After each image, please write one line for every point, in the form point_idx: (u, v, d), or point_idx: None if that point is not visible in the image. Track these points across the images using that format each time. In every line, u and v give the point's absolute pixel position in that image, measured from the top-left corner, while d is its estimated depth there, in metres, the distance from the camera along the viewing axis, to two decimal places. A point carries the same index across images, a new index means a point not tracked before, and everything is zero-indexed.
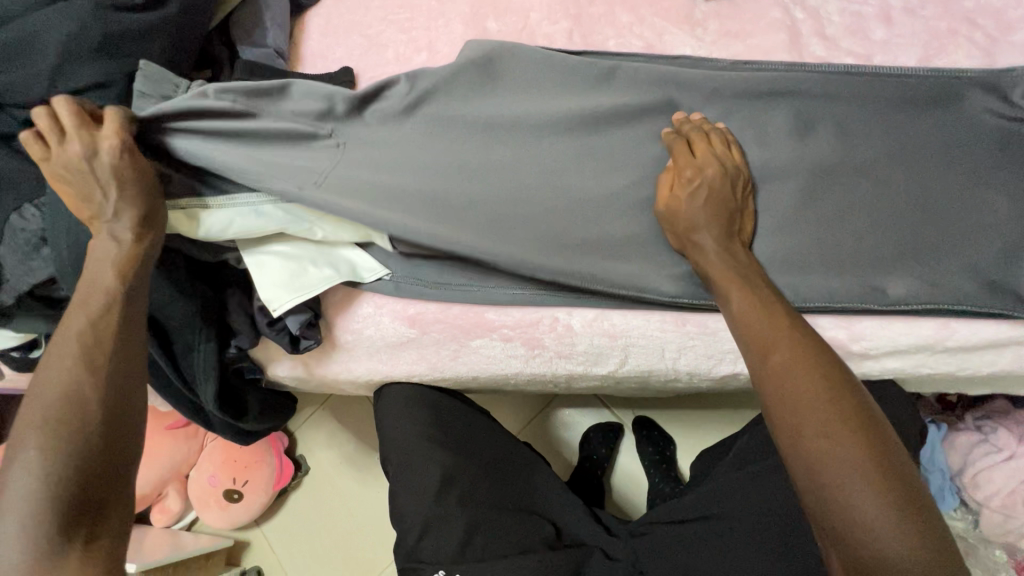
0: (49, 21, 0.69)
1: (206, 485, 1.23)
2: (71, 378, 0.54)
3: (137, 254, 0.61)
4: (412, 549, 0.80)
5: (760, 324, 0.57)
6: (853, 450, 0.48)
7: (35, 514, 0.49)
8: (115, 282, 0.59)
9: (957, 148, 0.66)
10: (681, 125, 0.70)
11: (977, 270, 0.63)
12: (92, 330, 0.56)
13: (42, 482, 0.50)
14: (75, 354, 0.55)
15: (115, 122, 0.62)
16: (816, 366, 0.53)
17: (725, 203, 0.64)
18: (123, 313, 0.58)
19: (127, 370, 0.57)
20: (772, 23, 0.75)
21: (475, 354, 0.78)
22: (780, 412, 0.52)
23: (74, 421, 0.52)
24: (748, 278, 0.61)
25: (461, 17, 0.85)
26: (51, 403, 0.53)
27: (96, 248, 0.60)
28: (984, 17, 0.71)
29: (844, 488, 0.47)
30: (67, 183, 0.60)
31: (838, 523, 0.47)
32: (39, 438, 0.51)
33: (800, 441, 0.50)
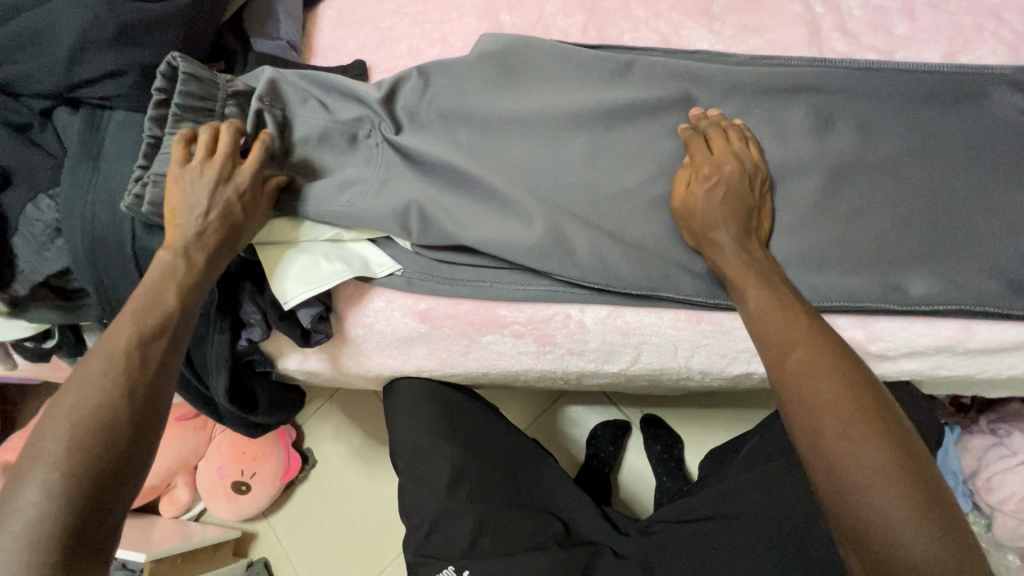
0: (64, 11, 0.69)
1: (214, 477, 1.24)
2: (105, 391, 0.53)
3: (201, 276, 0.62)
4: (421, 545, 0.80)
5: (777, 322, 0.56)
6: (877, 454, 0.47)
7: (38, 529, 0.48)
8: (170, 301, 0.59)
9: (980, 146, 0.65)
10: (697, 121, 0.69)
11: (998, 270, 0.62)
12: (133, 345, 0.56)
13: (56, 503, 0.48)
14: (113, 367, 0.55)
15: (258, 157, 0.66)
16: (836, 366, 0.52)
17: (742, 200, 0.64)
18: (165, 332, 0.58)
19: (161, 396, 0.57)
20: (791, 18, 0.73)
21: (486, 349, 0.78)
22: (799, 412, 0.51)
23: (96, 436, 0.52)
24: (764, 276, 0.60)
25: (475, 10, 0.84)
26: (75, 412, 0.52)
27: (160, 261, 0.61)
28: (1010, 12, 0.69)
29: (865, 494, 0.46)
30: (176, 193, 0.63)
31: (862, 529, 0.46)
32: (63, 456, 0.50)
33: (820, 443, 0.49)
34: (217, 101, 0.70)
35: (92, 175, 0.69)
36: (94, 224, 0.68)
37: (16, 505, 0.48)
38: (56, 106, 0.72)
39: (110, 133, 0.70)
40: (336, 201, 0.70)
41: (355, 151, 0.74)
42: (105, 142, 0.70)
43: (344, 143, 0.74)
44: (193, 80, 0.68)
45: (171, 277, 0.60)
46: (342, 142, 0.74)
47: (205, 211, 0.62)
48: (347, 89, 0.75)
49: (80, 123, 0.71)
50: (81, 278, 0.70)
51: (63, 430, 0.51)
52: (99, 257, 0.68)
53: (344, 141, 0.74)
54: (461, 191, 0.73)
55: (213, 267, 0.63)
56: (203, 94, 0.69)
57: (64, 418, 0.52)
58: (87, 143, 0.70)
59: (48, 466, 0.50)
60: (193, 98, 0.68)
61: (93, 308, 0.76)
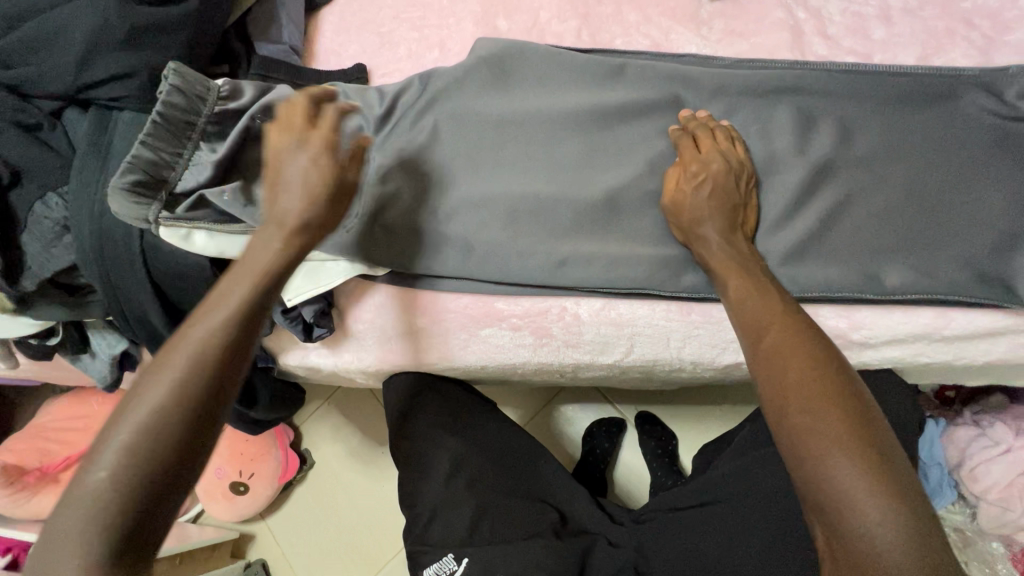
0: (73, 16, 0.71)
1: (213, 478, 1.25)
2: (94, 487, 0.46)
3: (235, 332, 0.54)
4: (422, 532, 0.82)
5: (753, 308, 0.60)
6: (834, 425, 0.50)
7: (92, 530, 0.45)
8: (248, 331, 0.55)
9: (954, 144, 0.68)
10: (686, 123, 0.72)
11: (969, 262, 0.65)
12: (136, 425, 0.48)
13: (105, 498, 0.46)
14: (185, 376, 0.50)
15: (329, 125, 0.65)
16: (805, 347, 0.55)
17: (729, 197, 0.67)
18: (185, 413, 0.49)
19: (228, 390, 0.52)
20: (776, 23, 0.77)
21: (484, 343, 0.80)
22: (767, 389, 0.55)
23: (78, 545, 0.44)
24: (743, 264, 0.64)
25: (472, 16, 0.88)
26: (68, 508, 0.46)
27: (255, 244, 0.60)
28: (980, 18, 0.73)
29: (825, 464, 0.49)
30: (274, 169, 0.63)
31: (820, 497, 0.49)
32: (118, 449, 0.47)
33: (784, 419, 0.52)
34: (200, 115, 0.74)
35: (99, 173, 0.72)
36: (102, 223, 0.72)
37: (74, 491, 0.47)
38: (66, 106, 0.76)
39: (117, 133, 0.74)
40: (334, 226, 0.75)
41: None
42: (113, 141, 0.73)
43: None
44: (179, 94, 0.72)
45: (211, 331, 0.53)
46: None
47: (296, 189, 0.62)
48: (344, 105, 0.81)
49: (89, 124, 0.74)
50: (88, 272, 0.74)
51: (61, 529, 0.45)
52: (106, 254, 0.73)
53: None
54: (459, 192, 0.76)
55: (254, 323, 0.56)
56: (186, 107, 0.73)
57: (133, 433, 0.48)
58: (96, 142, 0.73)
59: (103, 491, 0.46)
60: (173, 109, 0.72)
61: (100, 303, 0.80)
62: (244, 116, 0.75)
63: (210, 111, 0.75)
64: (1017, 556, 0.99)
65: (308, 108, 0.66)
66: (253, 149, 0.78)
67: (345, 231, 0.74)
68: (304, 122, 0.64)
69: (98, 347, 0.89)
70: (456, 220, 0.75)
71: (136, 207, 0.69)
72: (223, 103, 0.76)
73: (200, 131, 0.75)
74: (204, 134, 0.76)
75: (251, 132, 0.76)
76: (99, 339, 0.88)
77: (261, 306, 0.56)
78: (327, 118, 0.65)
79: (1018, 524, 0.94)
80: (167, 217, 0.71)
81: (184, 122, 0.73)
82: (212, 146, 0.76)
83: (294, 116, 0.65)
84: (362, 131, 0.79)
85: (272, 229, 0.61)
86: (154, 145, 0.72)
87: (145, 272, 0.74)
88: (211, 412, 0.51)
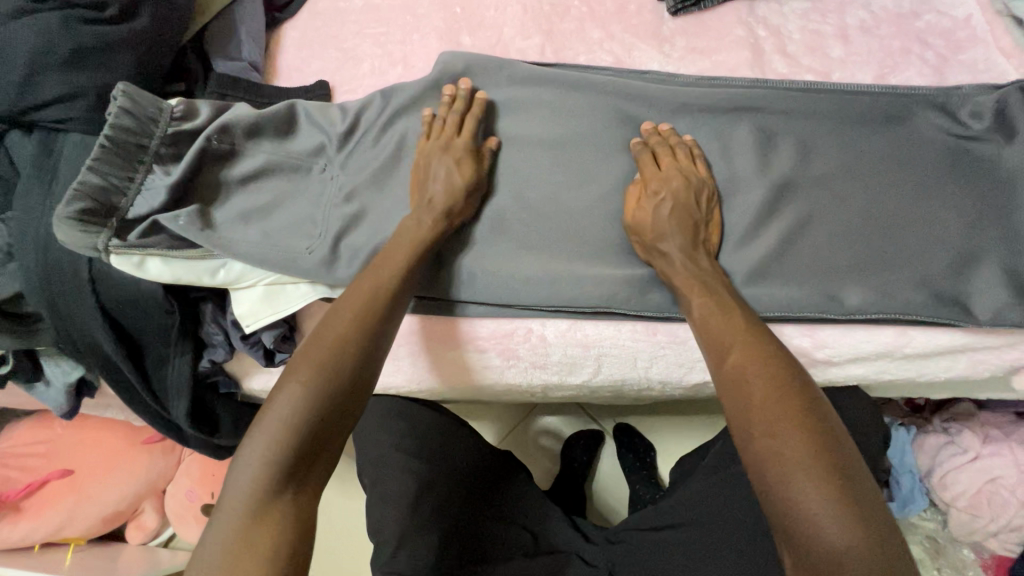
0: (14, 35, 0.68)
1: (183, 500, 1.20)
2: (284, 407, 0.52)
3: (393, 290, 0.63)
4: (387, 563, 0.78)
5: (715, 327, 0.60)
6: (800, 449, 0.49)
7: (279, 440, 0.51)
8: (400, 287, 0.63)
9: (911, 161, 0.69)
10: (649, 136, 0.72)
11: (928, 280, 0.65)
12: (317, 355, 0.55)
13: (293, 413, 0.52)
14: (357, 315, 0.59)
15: (470, 126, 0.73)
16: (769, 366, 0.55)
17: (690, 214, 0.67)
18: (354, 353, 0.57)
19: (385, 333, 0.60)
20: (736, 40, 0.78)
21: (451, 365, 0.77)
22: (734, 412, 0.54)
23: (266, 455, 0.50)
24: (708, 284, 0.63)
25: (436, 31, 0.87)
26: (258, 423, 0.52)
27: (406, 220, 0.68)
28: (934, 37, 0.75)
29: (792, 488, 0.47)
30: (418, 170, 0.72)
31: (786, 522, 0.47)
32: (305, 372, 0.54)
33: (751, 443, 0.51)
34: (151, 136, 0.72)
35: (45, 198, 0.69)
36: (48, 251, 0.69)
37: (262, 414, 0.53)
38: (9, 128, 0.72)
39: (64, 157, 0.71)
40: (297, 247, 0.74)
41: (308, 182, 0.78)
42: (60, 165, 0.70)
43: (296, 173, 0.78)
44: (129, 116, 0.69)
45: (376, 287, 0.62)
46: (295, 172, 0.78)
47: (442, 179, 0.70)
48: (305, 122, 0.80)
49: (34, 148, 0.71)
50: (35, 302, 0.71)
51: (250, 443, 0.52)
52: (53, 284, 0.70)
53: (297, 173, 0.78)
54: None
55: (405, 288, 0.64)
56: (136, 129, 0.70)
57: (314, 360, 0.55)
58: (41, 166, 0.70)
59: (289, 407, 0.52)
60: (124, 132, 0.69)
61: (49, 331, 0.77)
62: (200, 137, 0.73)
63: (162, 132, 0.73)
64: (987, 562, 1.00)
65: (459, 118, 0.74)
66: (210, 170, 0.76)
67: (309, 253, 0.73)
68: (454, 128, 0.73)
69: (52, 375, 0.85)
70: None
71: (84, 236, 0.67)
72: (176, 123, 0.74)
73: (152, 153, 0.72)
74: (156, 158, 0.73)
75: (208, 153, 0.75)
76: (52, 366, 0.84)
77: (412, 268, 0.65)
78: (468, 120, 0.74)
79: (987, 531, 0.95)
80: (117, 244, 0.68)
81: (134, 145, 0.71)
82: (166, 168, 0.74)
83: (446, 126, 0.74)
84: (324, 150, 0.79)
85: (424, 208, 0.69)
86: (103, 169, 0.69)
87: (94, 301, 0.71)
88: (371, 364, 0.58)
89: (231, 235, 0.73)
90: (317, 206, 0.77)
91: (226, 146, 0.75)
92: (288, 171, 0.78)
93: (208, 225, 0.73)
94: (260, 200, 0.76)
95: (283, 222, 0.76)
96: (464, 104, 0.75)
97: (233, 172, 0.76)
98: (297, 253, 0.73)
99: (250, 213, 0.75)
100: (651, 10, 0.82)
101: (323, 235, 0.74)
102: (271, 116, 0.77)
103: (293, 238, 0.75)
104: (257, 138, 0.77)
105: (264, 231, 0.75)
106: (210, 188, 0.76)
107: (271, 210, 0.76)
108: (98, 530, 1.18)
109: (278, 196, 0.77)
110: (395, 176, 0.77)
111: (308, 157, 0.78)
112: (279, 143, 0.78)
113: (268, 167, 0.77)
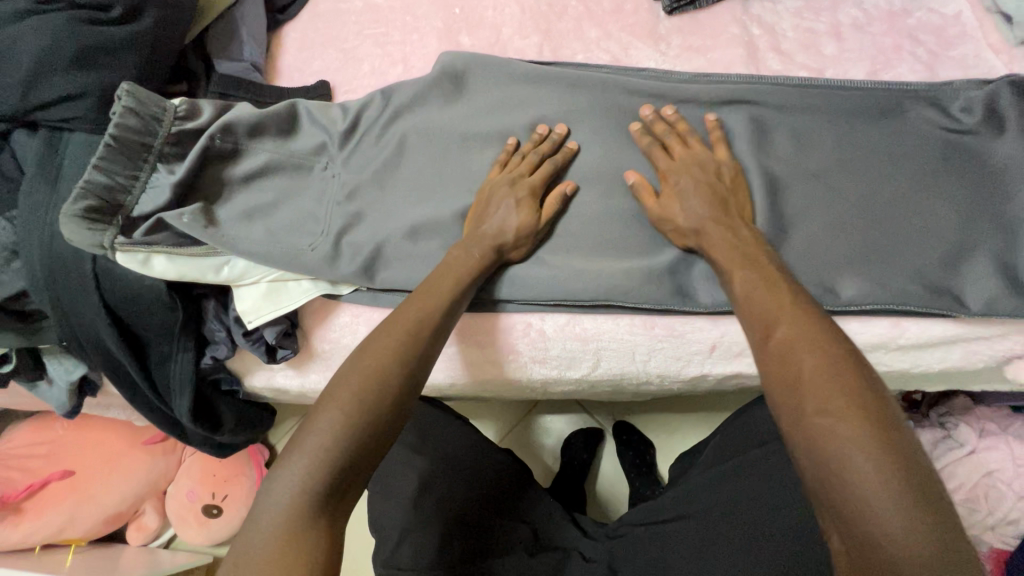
0: (20, 35, 0.69)
1: (184, 500, 1.20)
2: (328, 427, 0.52)
3: (441, 319, 0.63)
4: (389, 556, 0.79)
5: (762, 302, 0.57)
6: (855, 427, 0.46)
7: (318, 461, 0.51)
8: (445, 318, 0.64)
9: (904, 155, 0.70)
10: (655, 120, 0.73)
11: (921, 272, 0.67)
12: (359, 383, 0.55)
13: (336, 433, 0.52)
14: (403, 343, 0.59)
15: (545, 170, 0.72)
16: (820, 344, 0.52)
17: (717, 191, 0.67)
18: (396, 385, 0.56)
19: (427, 363, 0.60)
20: (731, 38, 0.79)
21: (450, 360, 0.78)
22: (782, 390, 0.51)
23: (303, 476, 0.50)
24: (749, 255, 0.62)
25: (435, 31, 0.88)
26: (299, 445, 0.52)
27: (452, 254, 0.69)
28: (924, 34, 0.77)
29: (845, 467, 0.45)
30: (475, 207, 0.73)
31: (836, 503, 0.45)
32: (348, 393, 0.55)
33: (801, 419, 0.49)
34: (155, 136, 0.73)
35: (49, 197, 0.70)
36: (53, 248, 0.70)
37: (303, 433, 0.53)
38: (13, 128, 0.73)
39: (68, 156, 0.72)
40: (300, 244, 0.74)
41: (309, 180, 0.79)
42: (64, 164, 0.71)
43: (298, 171, 0.79)
44: (133, 116, 0.70)
45: (423, 314, 0.62)
46: (297, 170, 0.79)
47: (495, 220, 0.70)
48: (307, 123, 0.81)
49: (38, 147, 0.72)
50: (39, 299, 0.72)
51: (289, 460, 0.52)
52: (58, 281, 0.71)
53: (299, 171, 0.79)
54: (422, 209, 0.76)
55: (450, 316, 0.64)
56: (140, 128, 0.71)
57: (357, 382, 0.55)
58: (45, 165, 0.71)
59: (332, 428, 0.52)
60: (128, 131, 0.70)
61: (53, 328, 0.77)
62: (204, 135, 0.74)
63: (166, 131, 0.73)
64: None
65: (536, 160, 0.73)
66: (213, 169, 0.77)
67: (311, 250, 0.74)
68: (527, 168, 0.72)
69: (55, 373, 0.86)
70: (425, 239, 0.75)
71: (89, 233, 0.67)
72: (179, 123, 0.74)
73: (156, 151, 0.73)
74: (160, 156, 0.74)
75: (211, 151, 0.75)
76: (55, 364, 0.85)
77: (455, 300, 0.65)
78: (546, 163, 0.73)
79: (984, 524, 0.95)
80: (122, 242, 0.69)
81: (138, 144, 0.72)
82: (170, 166, 0.75)
83: (521, 164, 0.73)
84: (326, 149, 0.80)
85: (473, 247, 0.69)
86: (108, 168, 0.70)
87: (99, 298, 0.71)
88: (414, 391, 0.58)
89: (234, 233, 0.74)
90: (319, 204, 0.77)
91: (229, 145, 0.76)
92: (291, 170, 0.79)
93: (212, 223, 0.74)
94: (263, 198, 0.77)
95: (285, 220, 0.76)
96: (551, 146, 0.74)
97: (236, 171, 0.77)
98: (300, 250, 0.74)
99: (253, 212, 0.76)
100: (647, 8, 0.83)
101: (325, 232, 0.75)
102: (273, 115, 0.78)
103: (296, 235, 0.75)
104: (259, 137, 0.78)
105: (267, 229, 0.75)
106: (213, 187, 0.77)
107: (274, 208, 0.77)
108: (99, 530, 1.18)
109: (280, 194, 0.78)
110: (396, 173, 0.78)
111: (311, 156, 0.79)
112: (281, 142, 0.79)
113: (271, 166, 0.78)
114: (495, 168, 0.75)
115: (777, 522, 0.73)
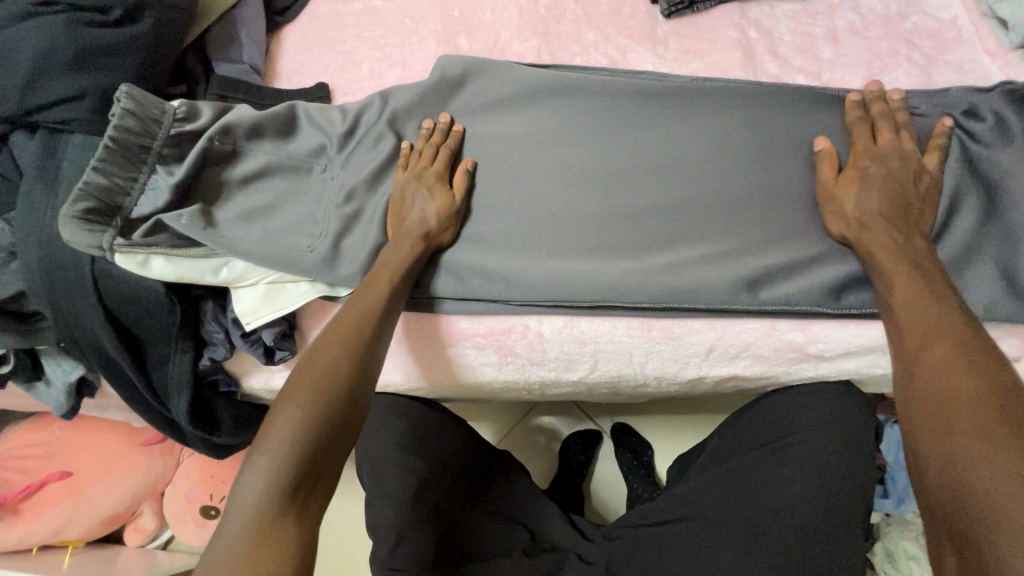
0: (20, 37, 0.70)
1: (181, 502, 1.20)
2: (285, 425, 0.53)
3: (382, 310, 0.65)
4: (387, 558, 0.78)
5: (924, 318, 0.56)
6: (1002, 452, 0.44)
7: (282, 459, 0.51)
8: (387, 309, 0.65)
9: None
10: (863, 109, 0.71)
11: None
12: (308, 381, 0.56)
13: (295, 429, 0.53)
14: (344, 337, 0.61)
15: (444, 157, 0.76)
16: (980, 371, 0.50)
17: (903, 190, 0.65)
18: (348, 377, 0.58)
19: (375, 353, 0.62)
20: (728, 42, 0.80)
21: (452, 363, 0.79)
22: (930, 407, 0.50)
23: (267, 474, 0.51)
24: (919, 266, 0.60)
25: (434, 34, 0.88)
26: (259, 446, 0.53)
27: (383, 253, 0.70)
28: (921, 38, 0.77)
29: (980, 484, 0.43)
30: (393, 207, 0.75)
31: (960, 518, 0.44)
32: (300, 391, 0.56)
33: (944, 437, 0.48)
34: (154, 137, 0.73)
35: (48, 198, 0.70)
36: (51, 248, 0.70)
37: (264, 436, 0.53)
38: (10, 130, 0.73)
39: (67, 157, 0.72)
40: (299, 246, 0.75)
41: (309, 181, 0.79)
42: (63, 165, 0.71)
43: (298, 173, 0.79)
44: (133, 119, 0.70)
45: (363, 308, 0.64)
46: (296, 172, 0.79)
47: (414, 213, 0.72)
48: (305, 124, 0.81)
49: (37, 147, 0.72)
50: (38, 301, 0.72)
51: (253, 461, 0.52)
52: (56, 281, 0.71)
53: (299, 173, 0.79)
54: None
55: (392, 307, 0.66)
56: (139, 130, 0.71)
57: (309, 379, 0.57)
58: (43, 165, 0.71)
59: (295, 425, 0.53)
60: (127, 133, 0.70)
61: (50, 331, 0.77)
62: (203, 137, 0.75)
63: (165, 133, 0.74)
64: None
65: (433, 150, 0.76)
66: (212, 171, 0.77)
67: (311, 251, 0.74)
68: (426, 160, 0.75)
69: (53, 374, 0.86)
70: None
71: (87, 234, 0.67)
72: (177, 124, 0.75)
73: (156, 153, 0.73)
74: (160, 158, 0.74)
75: (210, 153, 0.76)
76: (52, 365, 0.85)
77: (395, 292, 0.67)
78: (443, 151, 0.76)
79: None
80: (121, 243, 0.69)
81: (137, 146, 0.72)
82: (169, 168, 0.75)
83: (420, 158, 0.76)
84: (326, 151, 0.80)
85: (400, 243, 0.70)
86: (108, 170, 0.70)
87: (97, 299, 0.71)
88: (365, 379, 0.59)
89: (233, 234, 0.74)
90: (318, 206, 0.78)
91: (228, 147, 0.77)
92: (291, 172, 0.79)
93: (210, 224, 0.74)
94: (263, 200, 0.77)
95: (285, 222, 0.77)
96: (441, 136, 0.77)
97: (235, 173, 0.77)
98: (300, 252, 0.74)
99: (251, 213, 0.76)
100: (644, 12, 0.84)
101: (325, 234, 0.75)
102: (273, 117, 0.78)
103: (295, 237, 0.76)
104: (259, 138, 0.78)
105: (266, 231, 0.76)
106: (211, 188, 0.77)
107: (273, 210, 0.77)
108: (97, 531, 1.18)
109: (279, 196, 0.78)
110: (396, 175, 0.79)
111: (310, 158, 0.79)
112: (280, 144, 0.79)
113: (270, 167, 0.78)
114: (401, 163, 0.77)
115: (768, 521, 0.73)
